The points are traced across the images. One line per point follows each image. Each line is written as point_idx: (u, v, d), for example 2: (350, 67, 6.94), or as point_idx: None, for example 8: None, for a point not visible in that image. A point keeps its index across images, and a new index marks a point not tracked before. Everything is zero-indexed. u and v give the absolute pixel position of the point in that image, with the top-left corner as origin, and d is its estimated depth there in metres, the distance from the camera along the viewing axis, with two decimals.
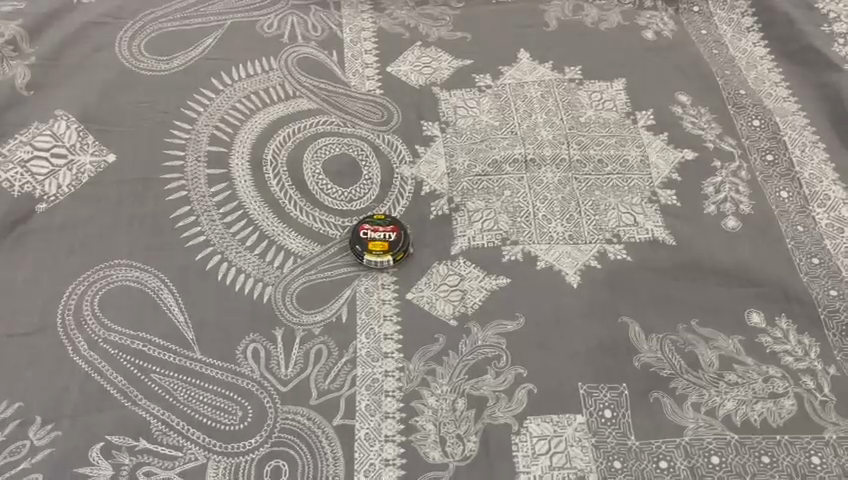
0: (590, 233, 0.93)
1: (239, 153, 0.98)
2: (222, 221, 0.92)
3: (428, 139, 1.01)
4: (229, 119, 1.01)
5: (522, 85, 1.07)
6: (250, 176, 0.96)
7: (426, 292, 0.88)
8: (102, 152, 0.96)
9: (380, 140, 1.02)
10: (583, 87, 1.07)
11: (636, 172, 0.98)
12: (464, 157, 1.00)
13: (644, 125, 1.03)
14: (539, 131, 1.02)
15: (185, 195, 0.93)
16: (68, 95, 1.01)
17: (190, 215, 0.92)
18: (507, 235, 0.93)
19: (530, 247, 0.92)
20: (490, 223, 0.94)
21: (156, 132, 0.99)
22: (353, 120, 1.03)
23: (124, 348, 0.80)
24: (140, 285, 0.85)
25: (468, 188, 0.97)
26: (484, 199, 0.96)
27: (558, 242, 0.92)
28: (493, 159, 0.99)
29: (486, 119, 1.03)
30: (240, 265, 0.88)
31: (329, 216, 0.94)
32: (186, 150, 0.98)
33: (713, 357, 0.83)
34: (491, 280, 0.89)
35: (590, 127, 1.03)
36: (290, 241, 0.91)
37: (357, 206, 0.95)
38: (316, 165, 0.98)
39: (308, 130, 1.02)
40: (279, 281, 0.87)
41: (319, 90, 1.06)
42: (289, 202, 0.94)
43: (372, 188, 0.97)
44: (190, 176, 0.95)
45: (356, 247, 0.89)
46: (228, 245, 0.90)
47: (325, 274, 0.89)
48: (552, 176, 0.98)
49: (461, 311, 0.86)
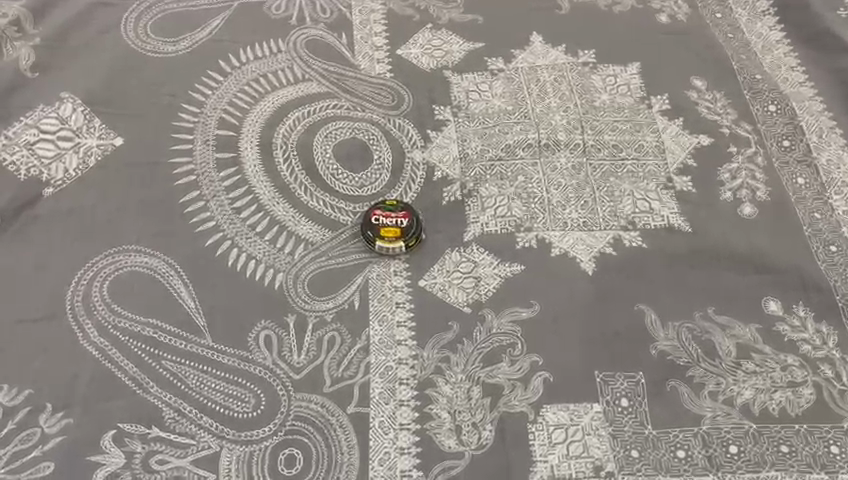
0: (604, 220, 0.92)
1: (247, 136, 0.96)
2: (231, 206, 0.90)
3: (440, 124, 1.00)
4: (237, 102, 0.99)
5: (535, 69, 1.05)
6: (259, 160, 0.95)
7: (438, 280, 0.87)
8: (108, 135, 0.94)
9: (390, 124, 1.00)
10: (596, 71, 1.06)
11: (652, 158, 0.97)
12: (476, 142, 0.98)
13: (659, 110, 1.02)
14: (553, 115, 1.00)
15: (194, 180, 0.92)
16: (74, 77, 0.99)
17: (200, 200, 0.90)
18: (520, 221, 0.92)
19: (544, 234, 0.91)
20: (503, 209, 0.93)
21: (164, 116, 0.97)
22: (363, 104, 1.02)
23: (134, 335, 0.79)
24: (150, 271, 0.84)
25: (481, 173, 0.96)
26: (497, 185, 0.94)
27: (572, 229, 0.91)
28: (506, 143, 0.98)
29: (499, 103, 1.01)
30: (251, 251, 0.87)
31: (340, 201, 0.93)
32: (194, 134, 0.96)
33: (731, 345, 0.82)
34: (505, 267, 0.88)
35: (605, 111, 1.01)
36: (301, 228, 0.90)
37: (368, 192, 0.94)
38: (326, 150, 0.97)
39: (318, 114, 1.00)
40: (290, 268, 0.87)
41: (328, 74, 1.04)
42: (300, 188, 0.93)
43: (383, 174, 0.96)
44: (199, 161, 0.94)
45: (368, 232, 0.89)
46: (238, 231, 0.89)
47: (336, 261, 0.88)
48: (567, 162, 0.96)
49: (474, 298, 0.85)
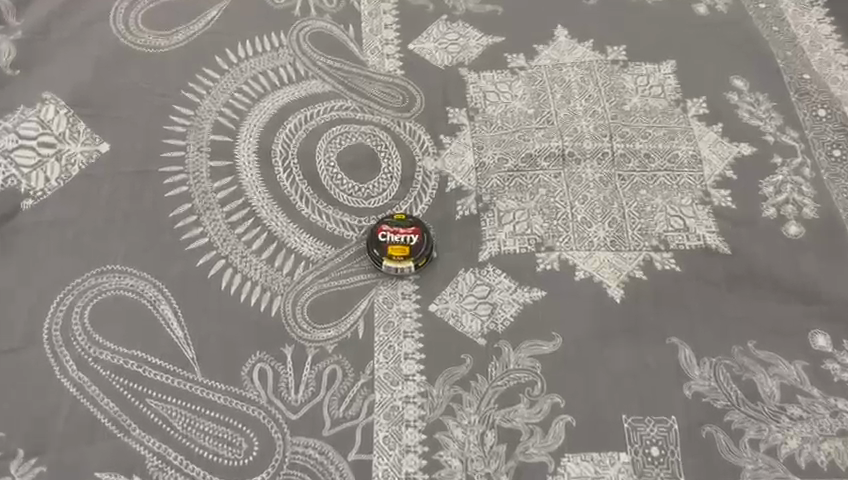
0: (633, 239, 0.84)
1: (244, 141, 0.88)
2: (226, 220, 0.83)
3: (455, 129, 0.91)
4: (234, 104, 0.91)
5: (559, 67, 0.96)
6: (258, 168, 0.87)
7: (450, 305, 0.80)
8: (93, 141, 0.86)
9: (400, 128, 0.92)
10: (627, 69, 0.96)
11: (687, 169, 0.88)
12: (494, 150, 0.90)
13: (695, 114, 0.92)
14: (578, 120, 0.91)
15: (186, 191, 0.84)
16: (57, 74, 0.91)
17: (192, 214, 0.83)
18: (541, 240, 0.84)
19: (567, 254, 0.83)
20: (523, 225, 0.84)
21: (154, 119, 0.89)
22: (371, 105, 0.93)
23: (116, 369, 0.72)
24: (135, 295, 0.77)
25: (499, 185, 0.87)
26: (516, 198, 0.86)
27: (598, 249, 0.83)
28: (527, 152, 0.89)
29: (519, 106, 0.93)
30: (247, 272, 0.80)
31: (344, 214, 0.85)
32: (187, 140, 0.88)
33: (774, 386, 0.74)
34: (524, 292, 0.80)
35: (636, 116, 0.92)
36: (302, 245, 0.83)
37: (375, 204, 0.86)
38: (331, 157, 0.89)
39: (322, 116, 0.92)
40: (289, 291, 0.79)
41: (334, 71, 0.96)
42: (301, 199, 0.86)
43: (391, 184, 0.88)
44: (191, 169, 0.86)
45: (375, 251, 0.82)
46: (233, 249, 0.81)
47: (338, 283, 0.81)
48: (593, 173, 0.88)
49: (490, 327, 0.78)
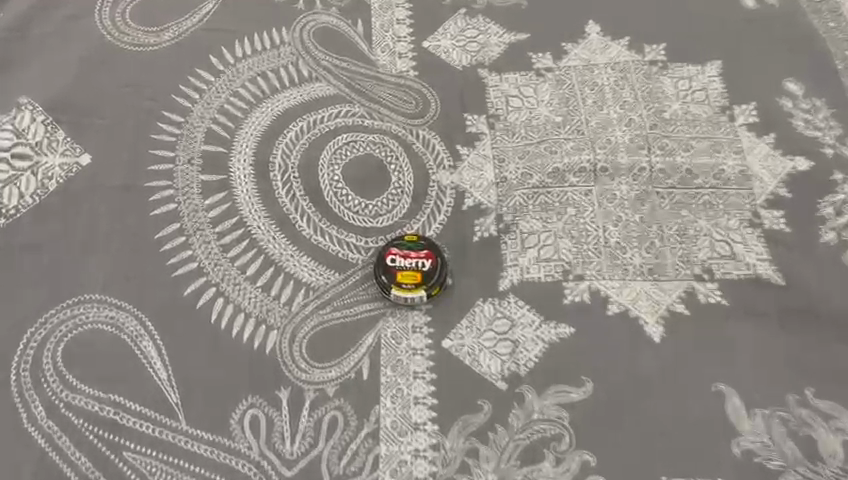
0: (673, 267, 0.74)
1: (240, 152, 0.80)
2: (217, 242, 0.75)
3: (473, 138, 0.82)
4: (229, 109, 0.82)
5: (591, 68, 0.86)
6: (254, 183, 0.78)
7: (466, 341, 0.71)
8: (73, 151, 0.78)
9: (412, 136, 0.82)
10: (667, 71, 0.86)
11: (735, 186, 0.78)
12: (517, 162, 0.80)
13: (744, 123, 0.82)
14: (612, 130, 0.81)
15: (174, 209, 0.76)
16: (35, 75, 0.83)
17: (180, 235, 0.74)
18: (569, 266, 0.74)
19: (598, 283, 0.73)
20: (548, 250, 0.75)
21: (140, 127, 0.80)
22: (380, 110, 0.84)
23: (91, 417, 0.64)
24: (114, 329, 0.69)
25: (521, 203, 0.78)
26: (542, 218, 0.77)
27: (634, 278, 0.74)
28: (554, 166, 0.79)
29: (546, 113, 0.83)
30: (240, 302, 0.72)
31: (349, 235, 0.77)
32: (176, 150, 0.79)
33: (837, 444, 0.66)
34: (549, 328, 0.71)
35: (676, 125, 0.82)
36: (302, 270, 0.74)
37: (384, 224, 0.78)
38: (336, 170, 0.80)
39: (326, 123, 0.83)
40: (286, 323, 0.71)
41: (340, 72, 0.86)
42: (301, 218, 0.77)
43: (402, 200, 0.79)
44: (180, 184, 0.77)
45: (382, 278, 0.73)
46: (225, 275, 0.73)
47: (341, 314, 0.72)
48: (628, 191, 0.78)
49: (511, 369, 0.69)
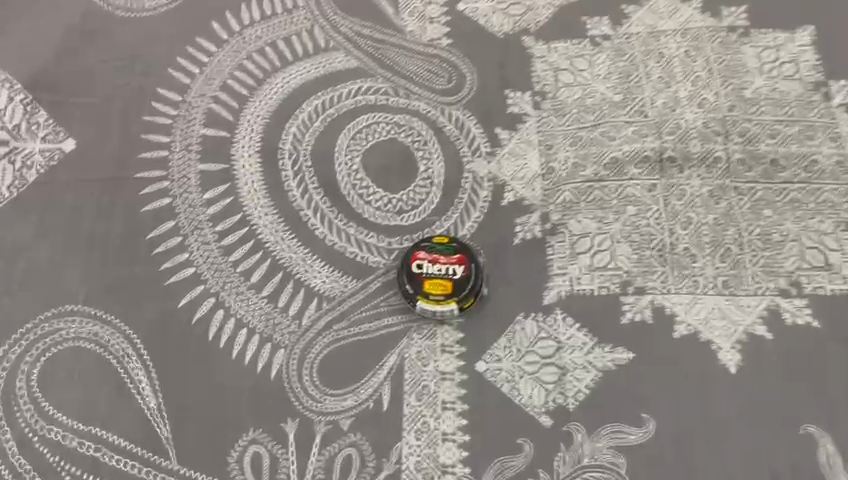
0: (753, 280, 0.62)
1: (245, 136, 0.69)
2: (218, 244, 0.65)
3: (516, 120, 0.70)
4: (233, 85, 0.71)
5: (657, 36, 0.73)
6: (261, 173, 0.68)
7: (504, 365, 0.61)
8: (55, 136, 0.68)
9: (444, 117, 0.71)
10: (748, 39, 0.72)
11: (831, 180, 0.65)
12: (567, 150, 0.68)
13: (842, 102, 0.69)
14: (681, 112, 0.69)
15: (168, 205, 0.66)
16: (15, 45, 0.73)
17: (175, 235, 0.65)
18: (628, 277, 0.63)
19: (662, 298, 0.62)
20: (603, 257, 0.64)
21: (131, 107, 0.70)
22: (407, 86, 0.72)
23: (68, 454, 0.57)
24: (98, 348, 0.60)
25: (572, 200, 0.66)
26: (596, 218, 0.65)
27: (705, 292, 0.62)
28: (612, 155, 0.67)
29: (602, 90, 0.70)
30: (243, 315, 0.62)
31: (370, 235, 0.66)
32: (172, 134, 0.69)
33: None
34: (603, 354, 0.60)
35: (759, 106, 0.69)
36: (314, 278, 0.64)
37: (409, 221, 0.67)
38: (355, 158, 0.69)
39: (344, 101, 0.71)
40: (295, 341, 0.61)
41: (361, 40, 0.74)
42: (314, 215, 0.66)
43: (431, 193, 0.68)
44: (176, 174, 0.67)
45: (406, 289, 0.63)
46: (226, 283, 0.63)
47: (359, 330, 0.62)
48: (700, 186, 0.66)
49: (557, 402, 0.59)
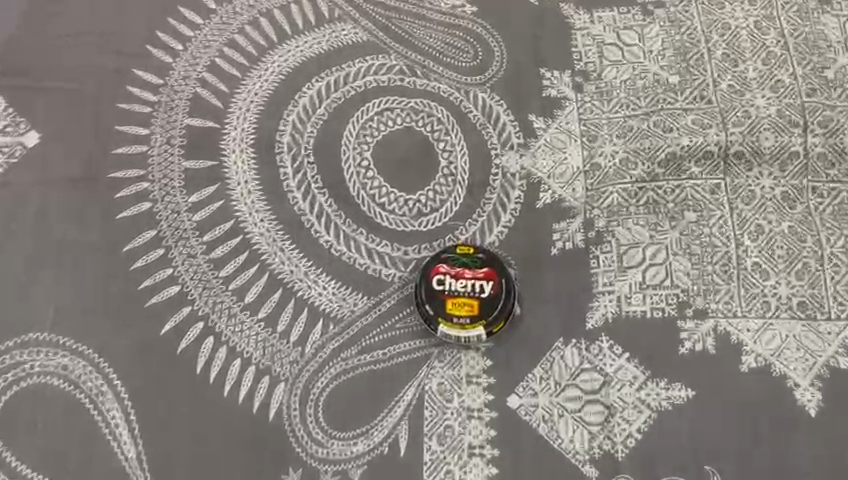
0: (834, 301, 0.53)
1: (237, 127, 0.59)
2: (207, 257, 0.56)
3: (553, 106, 0.60)
4: (223, 64, 0.61)
5: (721, 4, 0.61)
6: (256, 171, 0.58)
7: (541, 402, 0.52)
8: (15, 128, 0.58)
9: (468, 101, 0.60)
10: (830, 7, 0.61)
11: None
12: (614, 142, 0.58)
13: None
14: (751, 97, 0.58)
15: (148, 210, 0.57)
16: None
17: (157, 247, 0.56)
18: (686, 297, 0.54)
19: (726, 323, 0.53)
20: (657, 272, 0.54)
21: (105, 92, 0.60)
22: (425, 64, 0.61)
23: None
24: (68, 385, 0.52)
25: (620, 203, 0.56)
26: (649, 225, 0.56)
27: (779, 316, 0.53)
28: (668, 150, 0.57)
29: (656, 70, 0.60)
30: (236, 342, 0.53)
31: (383, 243, 0.57)
32: (151, 125, 0.59)
33: None
34: (657, 391, 0.52)
35: (843, 89, 0.58)
36: (318, 296, 0.55)
37: (428, 227, 0.57)
38: (365, 151, 0.59)
39: (351, 83, 0.61)
40: (296, 373, 0.53)
41: (371, 9, 0.63)
42: (318, 221, 0.57)
43: (454, 192, 0.58)
44: (156, 173, 0.58)
45: (426, 310, 0.53)
46: (216, 303, 0.54)
47: (371, 359, 0.53)
48: (773, 187, 0.55)
49: (603, 448, 0.51)
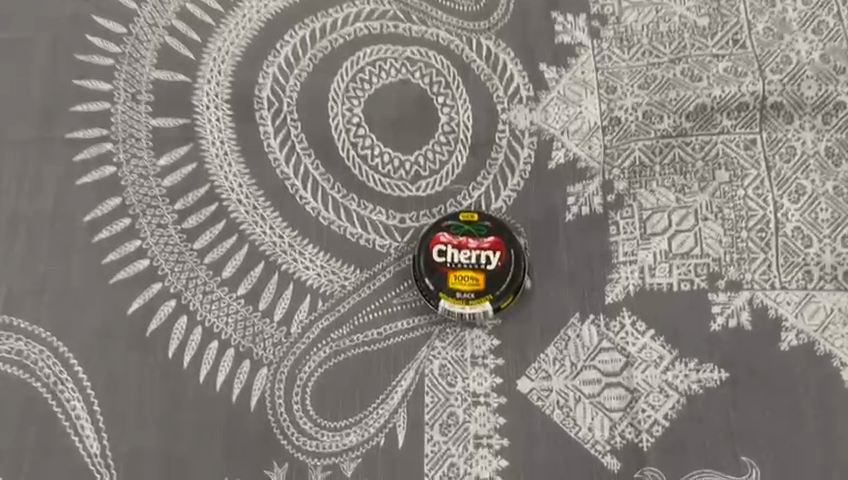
0: None
1: (211, 81, 0.53)
2: (179, 227, 0.49)
3: (567, 53, 0.53)
4: (194, 10, 0.54)
5: None
6: (233, 130, 0.52)
7: (555, 386, 0.46)
8: None
9: (471, 49, 0.53)
10: None
11: None
12: (636, 94, 0.51)
13: None
14: (791, 41, 0.51)
15: (112, 175, 0.50)
16: None
17: (122, 216, 0.49)
18: (718, 267, 0.48)
19: (764, 295, 0.47)
20: (685, 239, 0.48)
21: (61, 42, 0.53)
22: (422, 8, 0.54)
23: None
24: (23, 372, 0.46)
25: (643, 161, 0.50)
26: (676, 186, 0.49)
27: (823, 287, 0.47)
28: (697, 101, 0.51)
29: (683, 11, 0.53)
30: (213, 323, 0.47)
31: (377, 210, 0.50)
32: (114, 79, 0.52)
33: None
34: (687, 372, 0.46)
35: None
36: (305, 270, 0.49)
37: (427, 191, 0.51)
38: (355, 106, 0.52)
39: (339, 30, 0.54)
40: (281, 356, 0.47)
41: None
42: (303, 186, 0.51)
43: (456, 152, 0.51)
44: (120, 134, 0.51)
45: (426, 284, 0.47)
46: (190, 279, 0.48)
47: (364, 340, 0.48)
48: (816, 141, 0.49)
49: (626, 438, 0.45)
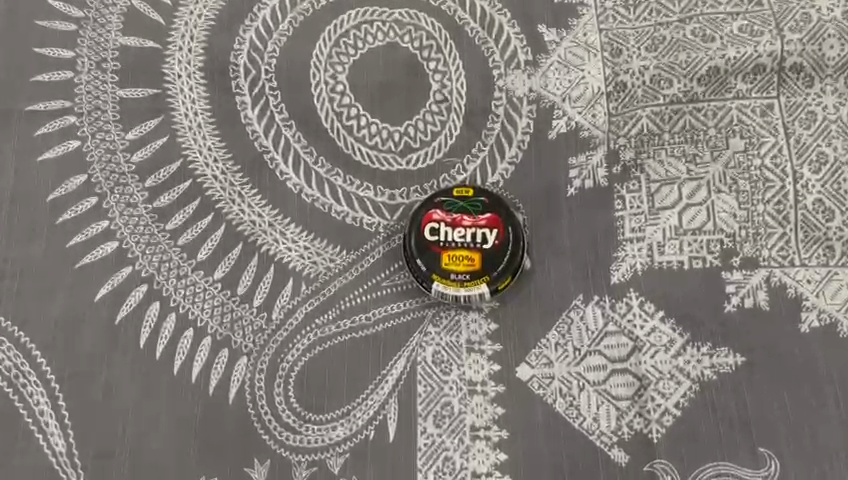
0: None
1: (183, 47, 0.48)
2: (149, 206, 0.46)
3: (568, 13, 0.49)
4: None
5: None
6: (207, 101, 0.48)
7: (557, 373, 0.43)
8: None
9: (464, 11, 0.49)
10: None
11: None
12: (643, 56, 0.47)
13: None
14: None
15: (76, 151, 0.46)
16: None
17: (88, 195, 0.46)
18: (733, 244, 0.44)
19: (783, 273, 0.43)
20: (697, 213, 0.45)
21: (19, 7, 0.49)
22: None
23: None
24: None
25: (652, 130, 0.46)
26: (686, 155, 0.46)
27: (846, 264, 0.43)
28: (710, 64, 0.47)
29: None
30: (188, 309, 0.44)
31: (364, 186, 0.47)
32: (77, 47, 0.48)
33: None
34: (699, 357, 0.43)
35: None
36: (286, 251, 0.45)
37: (418, 164, 0.47)
38: (339, 74, 0.48)
39: None
40: (261, 345, 0.43)
41: None
42: (284, 160, 0.47)
43: (449, 122, 0.48)
44: (85, 105, 0.47)
45: (418, 264, 0.44)
46: (162, 263, 0.45)
47: (352, 326, 0.44)
48: (838, 106, 0.45)
49: (634, 428, 0.42)
